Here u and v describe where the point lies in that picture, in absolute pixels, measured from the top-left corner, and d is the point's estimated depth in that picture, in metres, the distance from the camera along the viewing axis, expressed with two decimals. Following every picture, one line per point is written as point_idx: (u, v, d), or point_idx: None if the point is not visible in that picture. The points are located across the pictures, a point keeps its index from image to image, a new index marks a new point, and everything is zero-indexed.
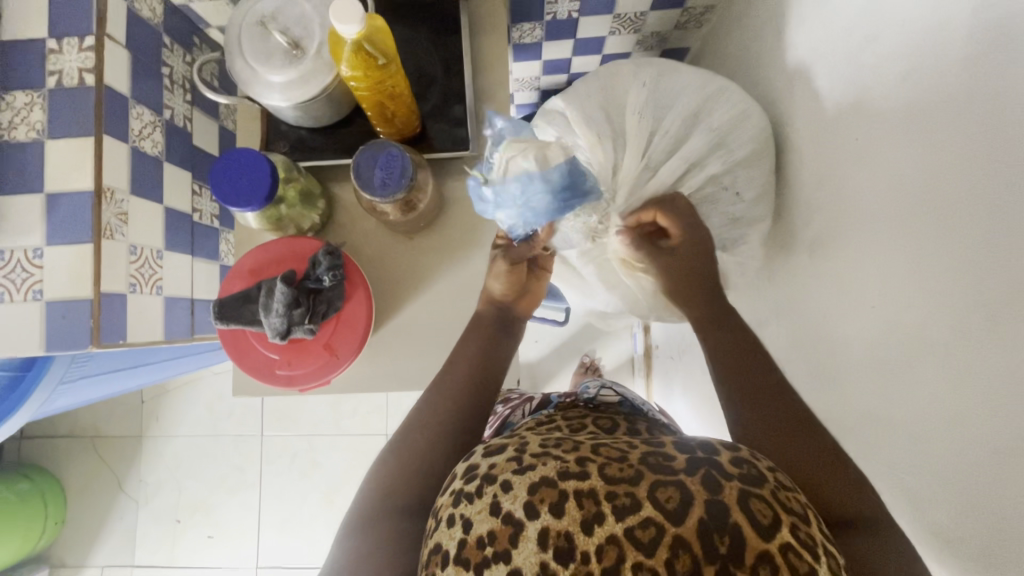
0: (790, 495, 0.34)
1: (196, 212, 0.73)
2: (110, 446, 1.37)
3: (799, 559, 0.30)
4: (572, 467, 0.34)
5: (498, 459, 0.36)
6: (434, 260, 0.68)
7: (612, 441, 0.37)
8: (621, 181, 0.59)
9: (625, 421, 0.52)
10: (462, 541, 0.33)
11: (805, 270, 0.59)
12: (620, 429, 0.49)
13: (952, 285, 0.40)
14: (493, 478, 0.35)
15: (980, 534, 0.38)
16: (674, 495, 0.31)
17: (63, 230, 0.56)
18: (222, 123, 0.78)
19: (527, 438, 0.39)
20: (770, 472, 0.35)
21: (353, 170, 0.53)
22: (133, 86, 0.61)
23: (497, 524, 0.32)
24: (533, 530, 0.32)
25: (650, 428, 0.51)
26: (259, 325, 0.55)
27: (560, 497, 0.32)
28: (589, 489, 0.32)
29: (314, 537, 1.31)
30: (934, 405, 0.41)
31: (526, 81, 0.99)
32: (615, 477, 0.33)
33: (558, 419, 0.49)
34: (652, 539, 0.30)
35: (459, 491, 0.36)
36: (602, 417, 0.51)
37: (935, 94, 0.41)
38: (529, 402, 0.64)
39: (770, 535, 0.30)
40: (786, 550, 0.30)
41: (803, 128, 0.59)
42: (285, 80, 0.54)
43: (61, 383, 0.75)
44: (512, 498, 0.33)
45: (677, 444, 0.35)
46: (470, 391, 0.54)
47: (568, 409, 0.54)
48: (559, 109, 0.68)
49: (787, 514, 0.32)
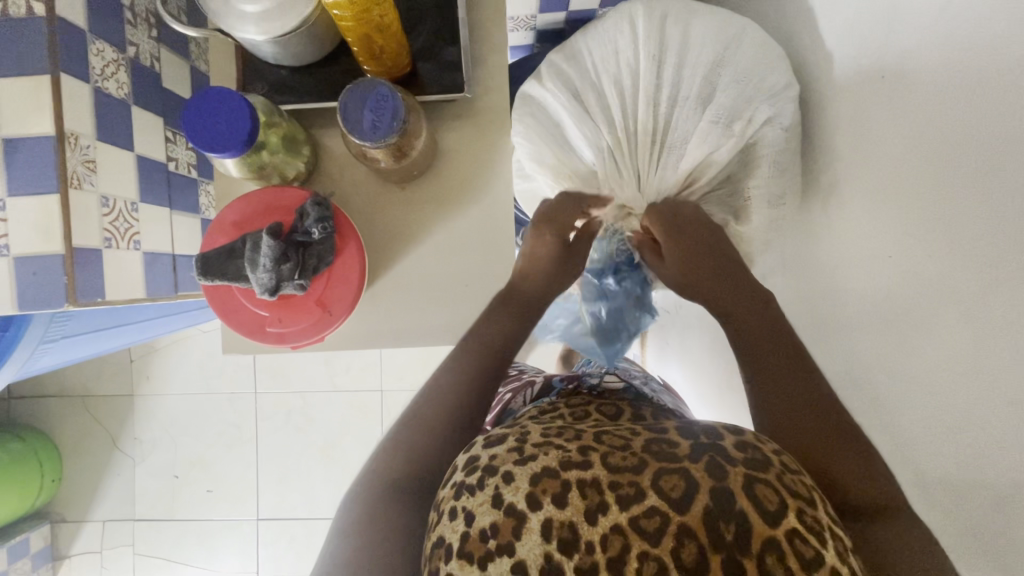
0: (798, 479, 0.35)
1: (172, 161, 0.68)
2: (101, 404, 1.35)
3: (805, 543, 0.31)
4: (574, 456, 0.35)
5: (499, 450, 0.38)
6: (428, 212, 0.65)
7: (614, 428, 0.39)
8: (644, 154, 0.60)
9: (631, 405, 0.52)
10: (464, 533, 0.35)
11: (819, 220, 0.57)
12: (624, 414, 0.49)
13: (983, 232, 0.38)
14: (494, 470, 0.36)
15: (991, 484, 0.38)
16: (678, 483, 0.33)
17: (24, 178, 0.52)
18: (193, 64, 0.72)
19: (527, 429, 0.40)
20: (775, 455, 0.36)
21: (340, 113, 0.49)
22: (90, 18, 0.55)
23: (500, 516, 0.34)
24: (537, 521, 0.33)
25: (655, 412, 0.51)
26: (245, 282, 0.52)
27: (562, 488, 0.34)
28: (592, 478, 0.34)
29: (313, 490, 1.33)
30: (951, 357, 0.40)
31: (522, 20, 0.92)
32: (620, 466, 0.34)
33: (562, 407, 0.49)
34: (657, 528, 0.32)
35: (461, 483, 0.37)
36: (606, 404, 0.51)
37: (984, 21, 0.37)
38: (530, 386, 0.63)
39: (776, 521, 0.32)
40: (792, 535, 0.31)
41: (824, 66, 0.56)
42: (260, 9, 0.49)
43: (42, 342, 0.72)
44: (514, 490, 0.35)
45: (682, 430, 0.37)
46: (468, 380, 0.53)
47: (571, 397, 0.53)
48: (560, 64, 0.64)
49: (795, 499, 0.33)
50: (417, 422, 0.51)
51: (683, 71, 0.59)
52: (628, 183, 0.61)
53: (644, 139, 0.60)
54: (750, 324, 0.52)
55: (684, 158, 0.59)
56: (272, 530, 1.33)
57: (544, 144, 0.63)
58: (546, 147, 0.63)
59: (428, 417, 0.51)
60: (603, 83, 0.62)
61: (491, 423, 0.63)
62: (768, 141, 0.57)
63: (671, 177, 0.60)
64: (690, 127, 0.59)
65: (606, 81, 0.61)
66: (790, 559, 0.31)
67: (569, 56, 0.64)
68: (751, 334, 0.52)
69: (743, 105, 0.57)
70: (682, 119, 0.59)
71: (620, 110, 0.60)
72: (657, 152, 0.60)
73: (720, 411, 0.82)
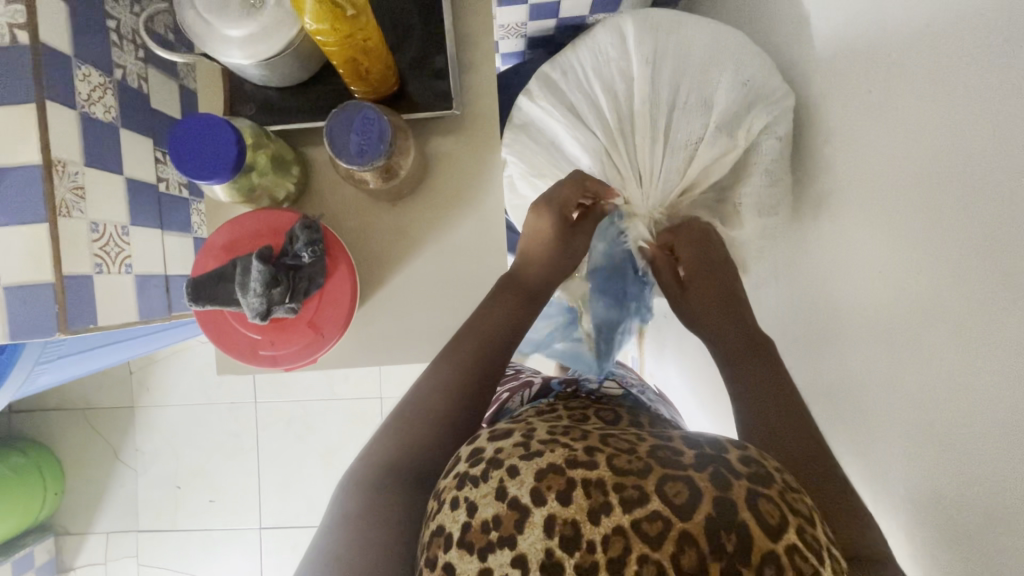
0: (798, 496, 0.35)
1: (161, 182, 0.68)
2: (101, 417, 1.36)
3: (804, 560, 0.31)
4: (581, 455, 0.36)
5: (506, 445, 0.38)
6: (419, 228, 0.65)
7: (620, 432, 0.39)
8: (644, 154, 0.62)
9: (629, 412, 0.53)
10: (466, 524, 0.35)
11: (810, 232, 0.56)
12: (623, 420, 0.50)
13: (975, 251, 0.37)
14: (500, 463, 0.37)
15: (981, 504, 0.38)
16: (683, 490, 0.33)
17: (12, 207, 0.51)
18: (181, 82, 0.71)
19: (533, 425, 0.41)
20: (777, 472, 0.36)
21: (326, 136, 0.49)
22: (76, 43, 0.55)
23: (503, 509, 0.34)
24: (539, 516, 0.33)
25: (652, 422, 0.52)
26: (236, 306, 0.51)
27: (567, 486, 0.34)
28: (597, 478, 0.34)
29: (314, 499, 1.34)
30: (942, 375, 0.40)
31: (512, 27, 0.91)
32: (625, 469, 0.34)
33: (560, 409, 0.49)
34: (659, 532, 0.32)
35: (464, 474, 0.38)
36: (604, 408, 0.51)
37: (972, 39, 0.37)
38: (528, 386, 0.63)
39: (777, 536, 0.32)
40: (792, 551, 0.31)
41: (815, 77, 0.55)
42: (244, 34, 0.49)
43: (37, 364, 0.72)
44: (519, 483, 0.35)
45: (686, 439, 0.37)
46: (463, 380, 0.53)
47: (570, 400, 0.53)
48: (556, 73, 0.66)
49: (795, 516, 0.33)
50: (415, 411, 0.52)
51: (676, 83, 0.62)
52: (630, 177, 0.63)
53: (644, 138, 0.62)
54: (750, 360, 0.53)
55: (688, 159, 0.61)
56: (274, 539, 1.34)
57: (537, 162, 0.67)
58: (541, 158, 0.67)
59: (430, 409, 0.51)
60: (597, 95, 0.64)
61: (488, 421, 0.63)
62: (777, 156, 0.58)
63: (676, 174, 0.61)
64: (690, 130, 0.61)
65: (598, 94, 0.64)
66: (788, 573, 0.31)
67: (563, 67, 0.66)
68: (750, 362, 0.53)
69: (743, 113, 0.59)
70: (684, 122, 0.61)
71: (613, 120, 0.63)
72: (660, 149, 0.62)
73: (718, 417, 0.82)
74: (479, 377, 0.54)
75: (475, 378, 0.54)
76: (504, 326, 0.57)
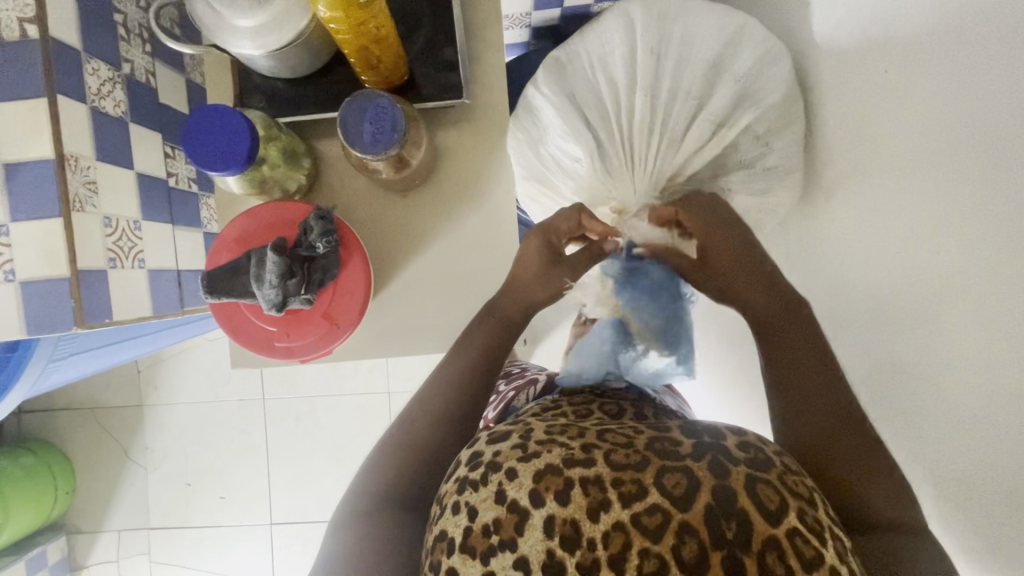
0: (796, 479, 0.35)
1: (172, 176, 0.68)
2: (111, 415, 1.36)
3: (805, 543, 0.32)
4: (578, 453, 0.36)
5: (503, 446, 0.38)
6: (430, 218, 0.64)
7: (618, 426, 0.39)
8: (640, 143, 0.61)
9: (632, 405, 0.49)
10: (467, 529, 0.35)
11: (823, 215, 0.56)
12: (627, 413, 0.47)
13: (992, 230, 0.37)
14: (498, 466, 0.37)
15: (1002, 481, 0.38)
16: (681, 481, 0.33)
17: (26, 202, 0.51)
18: (188, 76, 0.71)
19: (530, 425, 0.41)
20: (776, 456, 0.37)
21: (340, 125, 0.48)
22: (84, 37, 0.55)
23: (502, 512, 0.34)
24: (539, 518, 0.34)
25: (657, 414, 0.48)
26: (251, 298, 0.52)
27: (565, 485, 0.34)
28: (595, 476, 0.34)
29: (324, 494, 1.34)
30: (961, 355, 0.40)
31: (516, 17, 0.91)
32: (622, 464, 0.35)
33: (564, 405, 0.47)
34: (659, 525, 0.32)
35: (463, 478, 0.38)
36: (608, 402, 0.48)
37: (990, 16, 0.36)
38: (533, 385, 0.63)
39: (777, 521, 0.32)
40: (792, 535, 0.32)
41: (827, 59, 0.55)
42: (255, 24, 0.49)
43: (50, 362, 0.72)
44: (517, 486, 0.35)
45: (684, 429, 0.37)
46: (451, 400, 0.56)
47: (574, 395, 0.51)
48: (558, 63, 0.65)
49: (795, 499, 0.34)
50: (411, 429, 0.54)
51: (683, 67, 0.61)
52: (621, 169, 0.61)
53: (642, 130, 0.61)
54: (784, 327, 0.51)
55: (681, 149, 0.60)
56: (286, 535, 1.34)
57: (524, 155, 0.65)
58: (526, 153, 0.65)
59: (437, 409, 0.55)
60: (599, 83, 0.63)
61: (494, 420, 0.63)
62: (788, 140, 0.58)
63: (669, 165, 0.60)
64: (688, 122, 0.60)
65: (602, 82, 0.63)
66: (790, 557, 0.31)
67: (568, 55, 0.65)
68: (776, 339, 0.51)
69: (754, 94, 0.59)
70: (679, 113, 0.60)
71: (614, 109, 0.62)
72: (656, 140, 0.60)
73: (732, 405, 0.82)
74: (465, 399, 0.56)
75: (460, 401, 0.56)
76: (486, 351, 0.59)
